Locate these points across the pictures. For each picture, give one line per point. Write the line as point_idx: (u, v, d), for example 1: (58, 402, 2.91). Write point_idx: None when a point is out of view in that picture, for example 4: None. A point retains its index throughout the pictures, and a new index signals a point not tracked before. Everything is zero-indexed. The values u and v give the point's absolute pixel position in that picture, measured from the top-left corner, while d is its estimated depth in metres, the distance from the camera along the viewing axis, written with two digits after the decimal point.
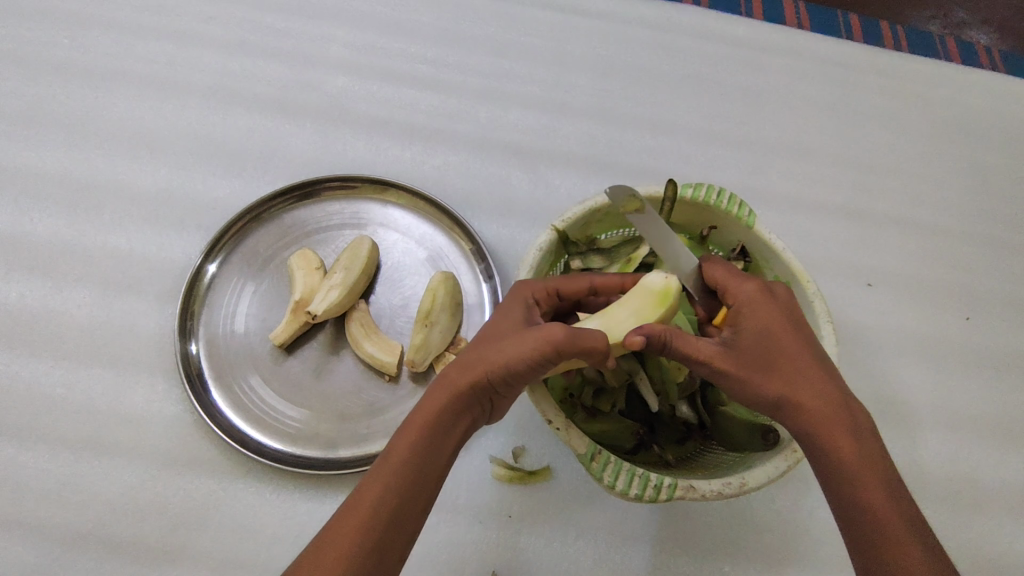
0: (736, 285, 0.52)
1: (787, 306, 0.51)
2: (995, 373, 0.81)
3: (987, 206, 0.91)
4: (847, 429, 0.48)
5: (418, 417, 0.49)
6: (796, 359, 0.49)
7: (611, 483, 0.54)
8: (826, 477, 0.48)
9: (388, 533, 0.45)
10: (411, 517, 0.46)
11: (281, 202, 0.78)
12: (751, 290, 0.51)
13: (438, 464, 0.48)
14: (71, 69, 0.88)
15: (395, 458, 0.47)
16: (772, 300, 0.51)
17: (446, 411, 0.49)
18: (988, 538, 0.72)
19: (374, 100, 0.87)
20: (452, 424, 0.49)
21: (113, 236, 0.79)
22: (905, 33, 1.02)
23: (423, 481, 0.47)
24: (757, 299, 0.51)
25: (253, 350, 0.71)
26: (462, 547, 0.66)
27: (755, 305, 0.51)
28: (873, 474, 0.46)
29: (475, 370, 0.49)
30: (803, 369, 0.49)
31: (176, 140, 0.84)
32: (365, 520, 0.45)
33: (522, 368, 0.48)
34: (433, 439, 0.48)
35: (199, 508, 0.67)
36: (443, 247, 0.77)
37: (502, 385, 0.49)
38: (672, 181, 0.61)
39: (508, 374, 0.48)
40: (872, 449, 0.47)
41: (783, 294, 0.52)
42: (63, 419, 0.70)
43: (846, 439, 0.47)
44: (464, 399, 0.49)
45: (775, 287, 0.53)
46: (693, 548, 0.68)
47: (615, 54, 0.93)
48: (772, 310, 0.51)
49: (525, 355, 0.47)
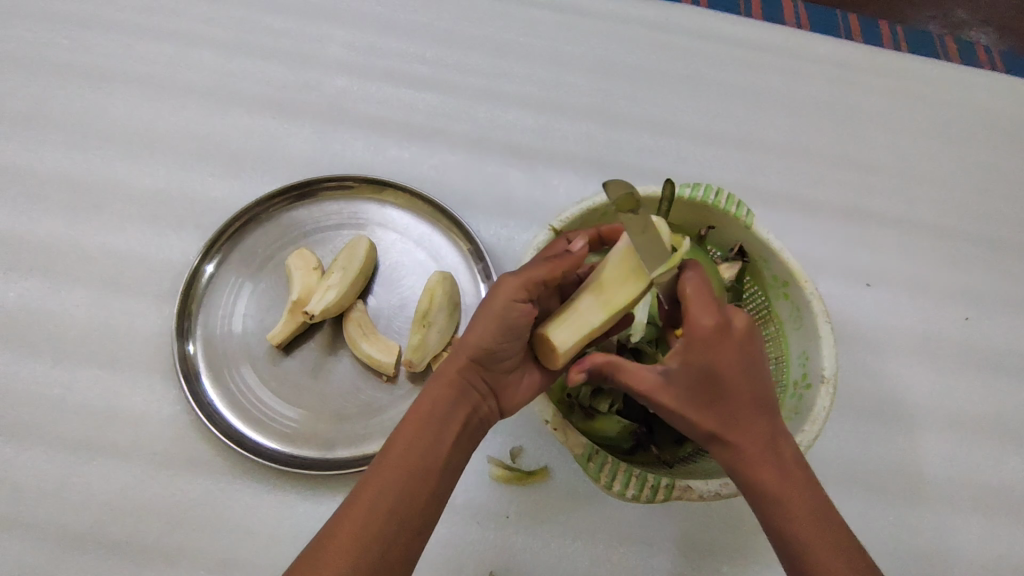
0: (694, 315, 0.49)
1: (741, 346, 0.49)
2: (994, 374, 0.80)
3: (986, 206, 0.91)
4: (786, 479, 0.49)
5: (414, 412, 0.50)
6: (740, 406, 0.49)
7: (608, 483, 0.54)
8: (768, 526, 0.50)
9: (391, 524, 0.45)
10: (414, 507, 0.46)
11: (278, 202, 0.78)
12: (706, 329, 0.48)
13: (438, 452, 0.49)
14: (69, 69, 0.88)
15: (393, 451, 0.48)
16: (725, 340, 0.49)
17: (439, 400, 0.50)
18: (986, 539, 0.72)
19: (372, 101, 0.87)
20: (449, 413, 0.50)
21: (112, 236, 0.79)
22: (904, 33, 1.02)
23: (423, 470, 0.47)
24: (711, 341, 0.48)
25: (250, 350, 0.71)
26: (458, 547, 0.66)
27: (709, 346, 0.48)
28: (812, 524, 0.48)
29: (462, 355, 0.51)
30: (744, 419, 0.49)
31: (175, 140, 0.84)
32: (366, 513, 0.45)
33: (499, 327, 0.51)
34: (431, 429, 0.49)
35: (196, 508, 0.67)
36: (441, 247, 0.77)
37: (490, 358, 0.51)
38: (669, 180, 0.60)
39: (492, 345, 0.51)
40: (810, 496, 0.49)
41: (739, 330, 0.49)
42: (61, 419, 0.70)
43: (771, 474, 0.49)
44: (457, 385, 0.51)
45: (734, 319, 0.49)
46: (691, 549, 0.68)
47: (614, 54, 0.93)
48: (724, 352, 0.48)
49: (499, 314, 0.50)
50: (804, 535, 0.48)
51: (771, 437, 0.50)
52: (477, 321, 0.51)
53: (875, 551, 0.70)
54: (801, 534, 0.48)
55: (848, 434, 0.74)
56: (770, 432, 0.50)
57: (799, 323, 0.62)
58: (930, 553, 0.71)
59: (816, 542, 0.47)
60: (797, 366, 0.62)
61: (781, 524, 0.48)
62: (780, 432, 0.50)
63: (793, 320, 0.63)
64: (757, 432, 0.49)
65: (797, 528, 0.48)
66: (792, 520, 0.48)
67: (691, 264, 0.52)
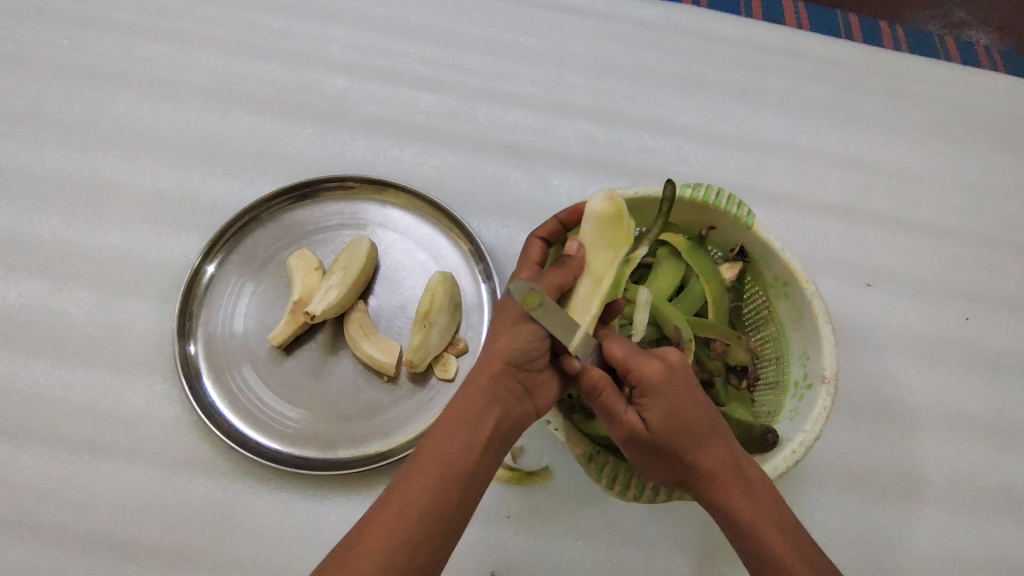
0: (638, 362, 0.50)
1: (683, 381, 0.51)
2: (994, 373, 0.80)
3: (986, 206, 0.91)
4: (757, 502, 0.50)
5: (446, 415, 0.49)
6: (701, 435, 0.50)
7: (608, 484, 0.56)
8: (750, 557, 0.50)
9: (418, 530, 0.44)
10: (443, 512, 0.45)
11: (279, 203, 0.78)
12: (651, 373, 0.50)
13: (470, 456, 0.47)
14: (70, 70, 0.88)
15: (423, 456, 0.47)
16: (670, 377, 0.50)
17: (473, 404, 0.49)
18: (986, 539, 0.72)
19: (373, 101, 0.87)
20: (483, 416, 0.49)
21: (112, 236, 0.79)
22: (904, 33, 1.02)
23: (455, 473, 0.46)
24: (659, 382, 0.50)
25: (252, 351, 0.71)
26: (460, 547, 0.66)
27: (658, 390, 0.50)
28: (790, 545, 0.49)
29: (494, 357, 0.51)
30: (706, 450, 0.50)
31: (175, 140, 0.84)
32: (395, 518, 0.44)
33: (529, 329, 0.51)
34: (463, 432, 0.48)
35: (198, 509, 0.67)
36: (441, 248, 0.77)
37: (522, 361, 0.51)
38: (672, 180, 0.60)
39: (522, 346, 0.51)
40: (782, 518, 0.50)
41: (676, 364, 0.52)
42: (62, 419, 0.70)
43: (743, 502, 0.50)
44: (491, 387, 0.50)
45: (667, 356, 0.52)
46: (692, 548, 0.68)
47: (614, 54, 0.93)
48: (674, 390, 0.50)
49: (528, 316, 0.51)
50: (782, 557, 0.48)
51: (736, 466, 0.51)
52: (506, 324, 0.52)
53: (875, 551, 0.70)
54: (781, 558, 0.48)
55: (848, 434, 0.75)
56: (734, 462, 0.51)
57: (800, 324, 0.62)
58: (931, 553, 0.71)
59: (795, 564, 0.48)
60: (798, 366, 0.62)
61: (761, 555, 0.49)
62: (743, 455, 0.51)
63: (794, 320, 0.63)
64: (723, 463, 0.50)
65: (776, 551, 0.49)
66: (770, 548, 0.49)
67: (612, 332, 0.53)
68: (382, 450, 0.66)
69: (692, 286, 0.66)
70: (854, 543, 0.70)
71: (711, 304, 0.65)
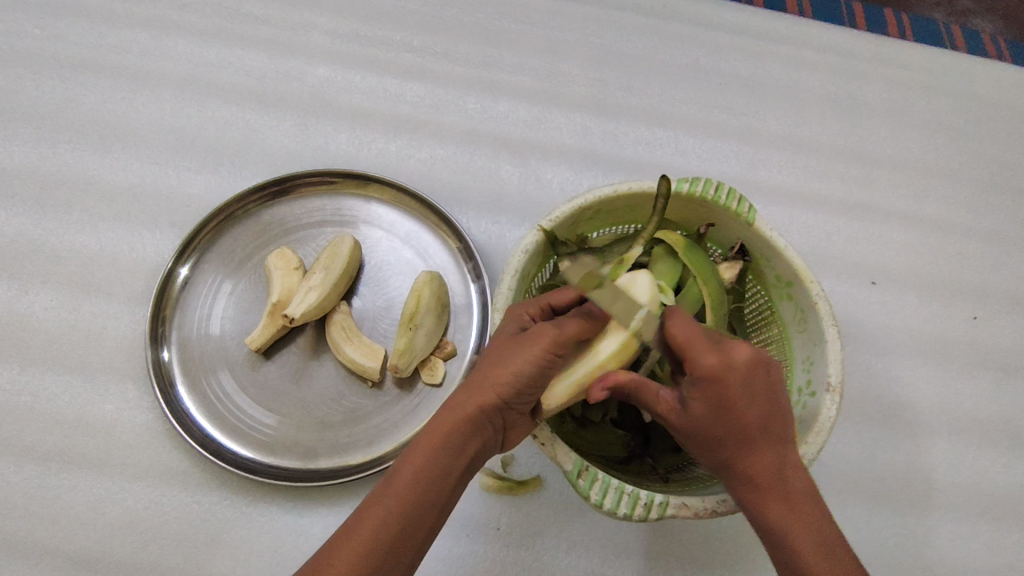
0: (696, 346, 0.47)
1: (746, 376, 0.47)
2: (1001, 375, 0.78)
3: (993, 201, 0.88)
4: (795, 513, 0.46)
5: (425, 438, 0.46)
6: (750, 436, 0.47)
7: (599, 501, 0.49)
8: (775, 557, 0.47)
9: (385, 561, 0.43)
10: (411, 544, 0.44)
11: (256, 199, 0.74)
12: (710, 361, 0.46)
13: (442, 489, 0.46)
14: (39, 59, 0.84)
15: (399, 482, 0.45)
16: (730, 373, 0.46)
17: (455, 432, 0.47)
18: (994, 547, 0.70)
19: (357, 91, 0.83)
20: (461, 447, 0.47)
21: (82, 235, 0.75)
22: (909, 21, 0.98)
23: (427, 506, 0.45)
24: (718, 374, 0.46)
25: (229, 356, 0.68)
26: (447, 561, 0.63)
27: (713, 380, 0.46)
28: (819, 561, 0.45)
29: (488, 390, 0.47)
30: (757, 453, 0.47)
31: (149, 133, 0.80)
32: (364, 548, 0.42)
33: (533, 374, 0.47)
34: (440, 463, 0.46)
35: (172, 522, 0.64)
36: (428, 245, 0.74)
37: (516, 400, 0.48)
38: (666, 175, 0.57)
39: (521, 389, 0.47)
40: (823, 534, 0.46)
41: (744, 361, 0.47)
42: (28, 428, 0.66)
43: (778, 506, 0.46)
44: (475, 419, 0.47)
45: (736, 351, 0.47)
46: (691, 562, 0.65)
47: (608, 42, 0.89)
48: (729, 385, 0.46)
49: (535, 361, 0.47)
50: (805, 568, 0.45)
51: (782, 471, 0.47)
52: (510, 358, 0.48)
53: (880, 560, 0.68)
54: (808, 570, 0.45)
55: (852, 439, 0.72)
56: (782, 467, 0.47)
57: (804, 326, 0.59)
58: (936, 562, 0.68)
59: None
60: (802, 372, 0.59)
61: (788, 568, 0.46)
62: (793, 464, 0.47)
63: (798, 323, 0.60)
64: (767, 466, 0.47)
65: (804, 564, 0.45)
66: (800, 552, 0.45)
67: (676, 313, 0.50)
68: (365, 460, 0.63)
69: (688, 284, 0.60)
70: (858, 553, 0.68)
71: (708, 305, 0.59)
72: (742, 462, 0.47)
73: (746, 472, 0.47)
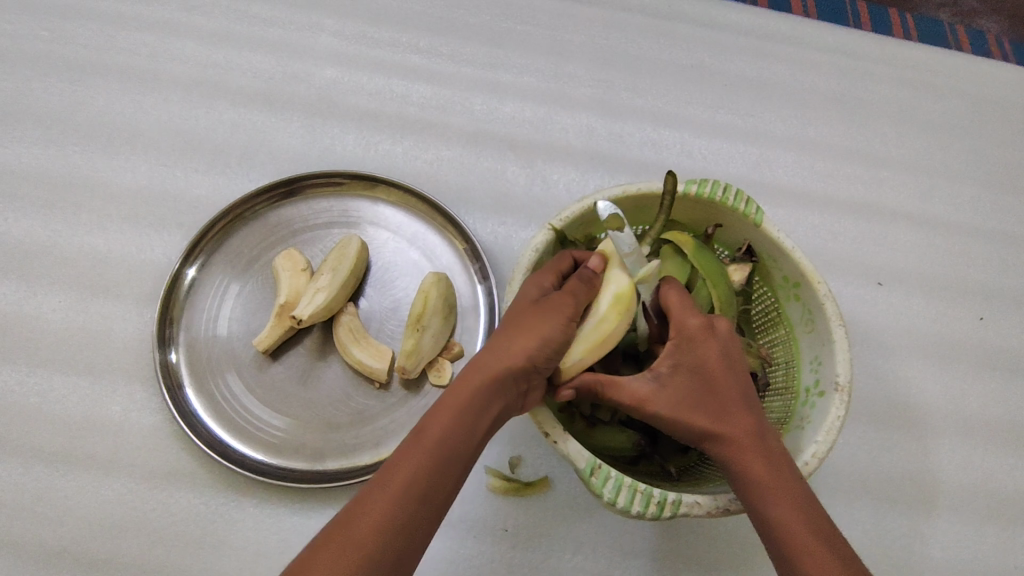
0: (683, 315, 0.52)
1: (724, 343, 0.51)
2: (1008, 376, 0.77)
3: (999, 202, 0.87)
4: (771, 469, 0.47)
5: (451, 398, 0.48)
6: (728, 398, 0.49)
7: (610, 499, 0.49)
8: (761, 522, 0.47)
9: (417, 513, 0.44)
10: (439, 498, 0.45)
11: (263, 200, 0.74)
12: (692, 325, 0.51)
13: (467, 445, 0.47)
14: (46, 61, 0.84)
15: (429, 438, 0.46)
16: (711, 337, 0.51)
17: (480, 391, 0.48)
18: (1001, 549, 0.70)
19: (363, 93, 0.83)
20: (487, 406, 0.48)
21: (90, 236, 0.75)
22: (915, 21, 0.98)
23: (453, 460, 0.46)
24: (697, 337, 0.51)
25: (236, 356, 0.68)
26: (455, 560, 0.63)
27: (694, 342, 0.51)
28: (799, 515, 0.46)
29: (511, 352, 0.49)
30: (737, 415, 0.49)
31: (157, 135, 0.81)
32: (397, 497, 0.43)
33: (559, 341, 0.49)
34: (467, 422, 0.47)
35: (181, 523, 0.64)
36: (436, 246, 0.74)
37: (542, 365, 0.49)
38: (672, 172, 0.57)
39: (543, 352, 0.49)
40: (801, 490, 0.47)
41: (724, 330, 0.52)
42: (36, 429, 0.66)
43: (760, 465, 0.47)
44: (502, 381, 0.48)
45: (718, 321, 0.52)
46: (698, 562, 0.65)
47: (615, 43, 0.89)
48: (708, 347, 0.51)
49: (560, 328, 0.49)
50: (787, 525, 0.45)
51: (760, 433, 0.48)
52: (538, 326, 0.49)
53: (887, 561, 0.68)
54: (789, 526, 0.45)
55: (860, 441, 0.72)
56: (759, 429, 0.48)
57: (812, 327, 0.59)
58: (943, 564, 0.68)
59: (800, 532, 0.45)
60: (809, 372, 0.59)
61: (769, 520, 0.46)
62: (772, 431, 0.49)
63: (805, 323, 0.60)
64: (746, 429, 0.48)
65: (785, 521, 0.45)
66: (784, 508, 0.46)
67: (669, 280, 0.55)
68: (372, 461, 0.63)
69: (698, 288, 0.60)
70: (865, 553, 0.68)
71: (717, 309, 0.60)
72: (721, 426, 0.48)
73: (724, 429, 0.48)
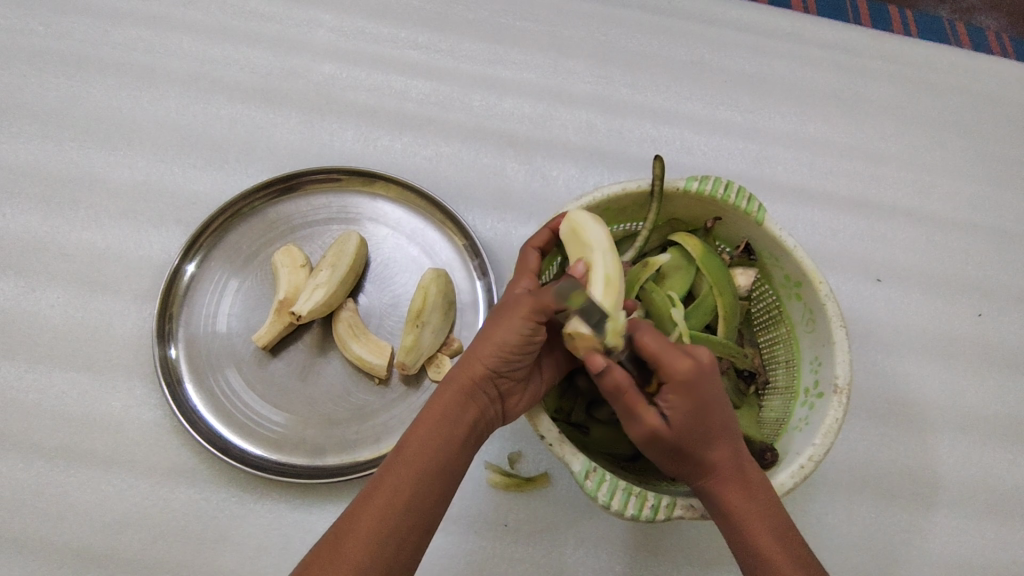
0: (672, 359, 0.45)
1: (714, 379, 0.46)
2: (1006, 372, 0.78)
3: (997, 198, 0.87)
4: (750, 501, 0.47)
5: (427, 412, 0.49)
6: (715, 433, 0.47)
7: (606, 503, 0.49)
8: (741, 550, 0.47)
9: (404, 521, 0.45)
10: (427, 506, 0.46)
11: (261, 196, 0.74)
12: (684, 371, 0.45)
13: (449, 451, 0.47)
14: (43, 56, 0.84)
15: (408, 451, 0.47)
16: (703, 375, 0.46)
17: (452, 403, 0.48)
18: (998, 543, 0.70)
19: (362, 88, 0.83)
20: (462, 415, 0.48)
21: (88, 232, 0.75)
22: (914, 18, 0.98)
23: (437, 469, 0.47)
24: (692, 380, 0.45)
25: (236, 352, 0.68)
26: (455, 556, 0.63)
27: (689, 387, 0.45)
28: (776, 543, 0.46)
29: (476, 362, 0.49)
30: (719, 447, 0.47)
31: (155, 130, 0.80)
32: (384, 510, 0.44)
33: (516, 342, 0.48)
34: (444, 431, 0.48)
35: (181, 518, 0.64)
36: (434, 242, 0.74)
37: (504, 368, 0.49)
38: (658, 157, 0.57)
39: (507, 356, 0.48)
40: (776, 516, 0.47)
41: (709, 362, 0.46)
42: (35, 425, 0.66)
43: (735, 498, 0.47)
44: (469, 391, 0.49)
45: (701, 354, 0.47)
46: (697, 558, 0.65)
47: (613, 38, 0.89)
48: (704, 388, 0.46)
49: (517, 330, 0.48)
50: (767, 553, 0.46)
51: (737, 463, 0.48)
52: (494, 332, 0.49)
53: (885, 556, 0.68)
54: (769, 554, 0.46)
55: (858, 436, 0.72)
56: (736, 459, 0.48)
57: (812, 327, 0.59)
58: (941, 559, 0.69)
59: (778, 560, 0.46)
60: (809, 372, 0.59)
61: (749, 548, 0.47)
62: (747, 455, 0.49)
63: (805, 323, 0.60)
64: (726, 460, 0.48)
65: (764, 549, 0.46)
66: (759, 539, 0.47)
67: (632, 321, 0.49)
68: (373, 456, 0.63)
69: (703, 296, 0.61)
70: (863, 548, 0.68)
71: (722, 316, 0.61)
72: (705, 458, 0.47)
73: (708, 466, 0.47)
